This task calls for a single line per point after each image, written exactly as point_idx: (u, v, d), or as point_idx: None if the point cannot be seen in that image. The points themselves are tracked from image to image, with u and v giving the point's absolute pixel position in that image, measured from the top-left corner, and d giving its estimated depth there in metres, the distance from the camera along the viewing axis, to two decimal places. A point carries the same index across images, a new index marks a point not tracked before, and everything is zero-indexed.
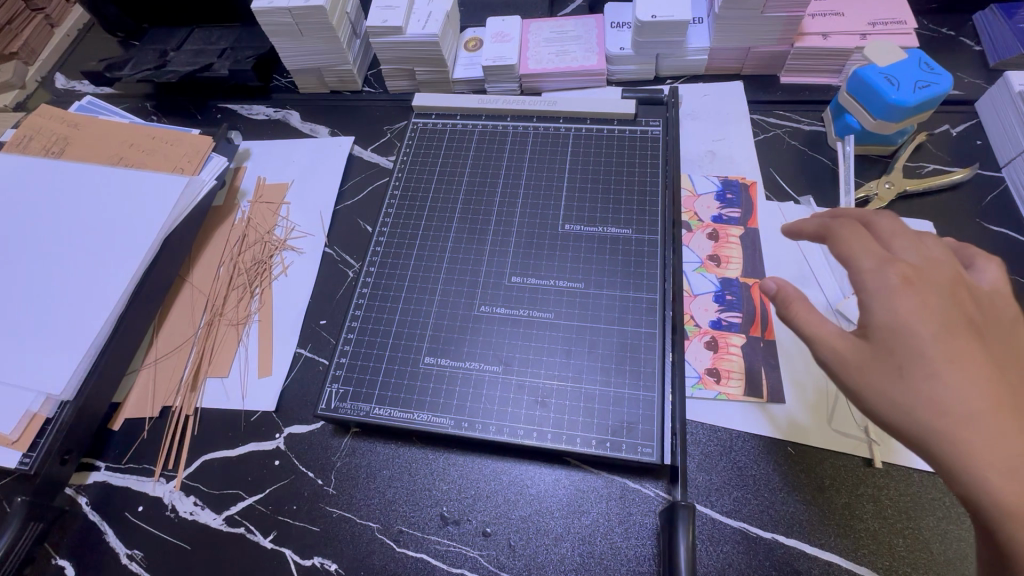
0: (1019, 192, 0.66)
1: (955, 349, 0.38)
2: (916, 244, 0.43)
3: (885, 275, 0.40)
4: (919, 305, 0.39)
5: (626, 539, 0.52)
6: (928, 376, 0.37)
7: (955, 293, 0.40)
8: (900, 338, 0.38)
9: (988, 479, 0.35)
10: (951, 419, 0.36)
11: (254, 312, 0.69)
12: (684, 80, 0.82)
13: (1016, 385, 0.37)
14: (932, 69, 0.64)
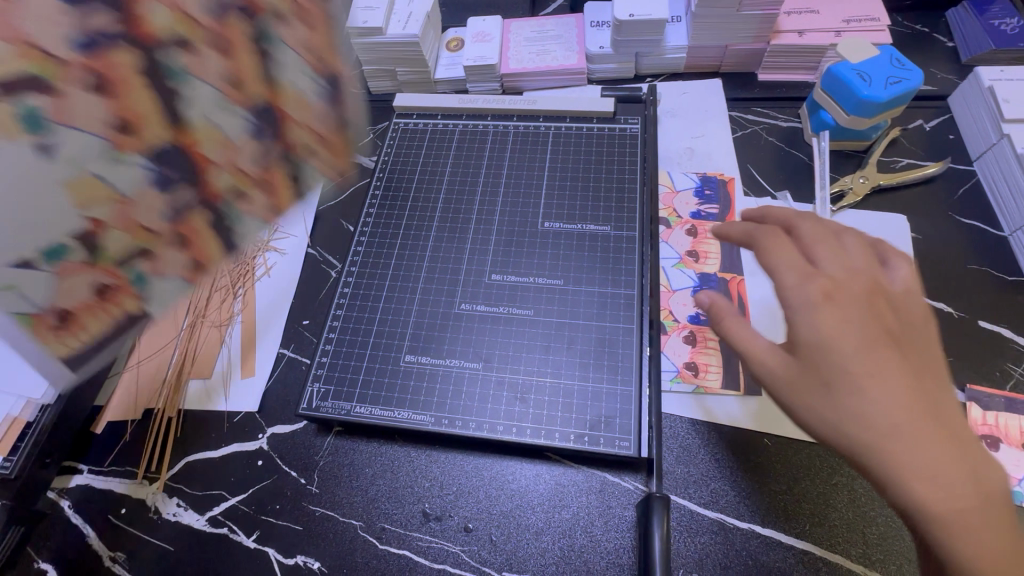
0: (989, 185, 0.67)
1: (875, 360, 0.39)
2: (836, 254, 0.44)
3: (805, 291, 0.41)
4: (839, 320, 0.40)
5: (606, 532, 0.53)
6: (852, 390, 0.38)
7: (872, 303, 0.41)
8: (825, 352, 0.39)
9: (914, 489, 0.36)
10: (874, 432, 0.37)
11: (236, 313, 0.69)
12: (663, 78, 0.83)
13: (935, 393, 0.39)
14: (903, 64, 0.65)
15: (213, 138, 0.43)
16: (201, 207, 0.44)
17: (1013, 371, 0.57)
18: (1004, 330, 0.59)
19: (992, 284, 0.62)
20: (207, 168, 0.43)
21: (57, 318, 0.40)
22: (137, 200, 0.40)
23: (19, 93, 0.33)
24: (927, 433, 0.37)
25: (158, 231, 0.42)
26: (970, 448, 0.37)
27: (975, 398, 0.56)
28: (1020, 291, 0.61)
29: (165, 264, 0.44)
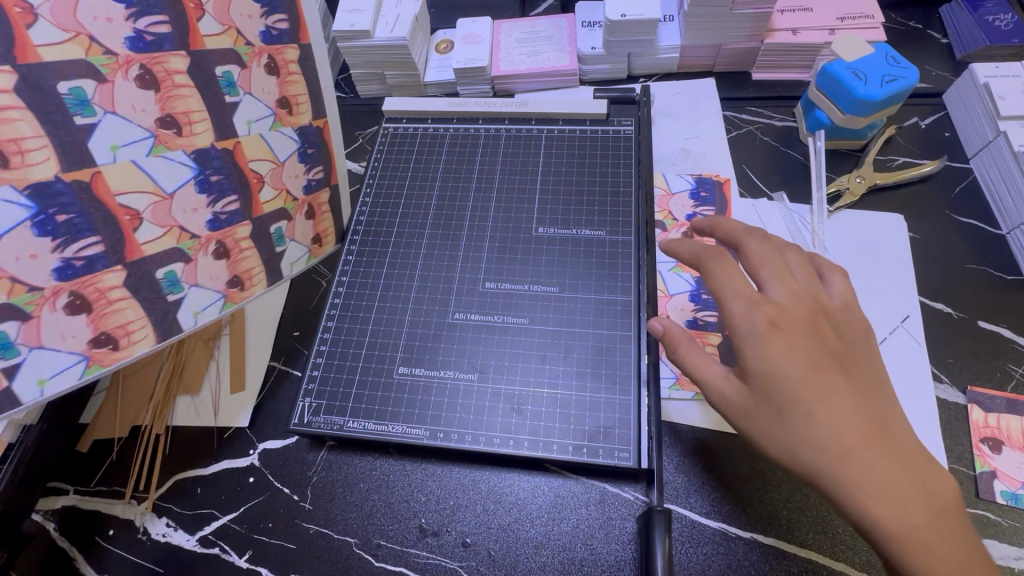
0: (987, 183, 0.66)
1: (820, 386, 0.41)
2: (781, 276, 0.45)
3: (752, 320, 0.42)
4: (786, 348, 0.42)
5: (607, 545, 0.52)
6: (803, 416, 0.40)
7: (816, 327, 0.43)
8: (775, 381, 0.41)
9: (871, 510, 0.38)
10: (825, 456, 0.40)
11: (225, 326, 0.66)
12: (656, 79, 0.82)
13: (878, 409, 0.41)
14: (899, 63, 0.64)
15: (126, 182, 0.46)
16: (102, 264, 0.46)
17: (1014, 372, 0.56)
18: (1004, 330, 0.58)
19: (991, 283, 0.61)
20: (127, 226, 0.47)
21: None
22: (9, 244, 0.41)
23: None
24: (874, 451, 0.39)
25: (39, 289, 0.43)
26: (913, 460, 0.40)
27: (976, 400, 0.55)
28: (1020, 291, 0.61)
29: (42, 329, 0.43)
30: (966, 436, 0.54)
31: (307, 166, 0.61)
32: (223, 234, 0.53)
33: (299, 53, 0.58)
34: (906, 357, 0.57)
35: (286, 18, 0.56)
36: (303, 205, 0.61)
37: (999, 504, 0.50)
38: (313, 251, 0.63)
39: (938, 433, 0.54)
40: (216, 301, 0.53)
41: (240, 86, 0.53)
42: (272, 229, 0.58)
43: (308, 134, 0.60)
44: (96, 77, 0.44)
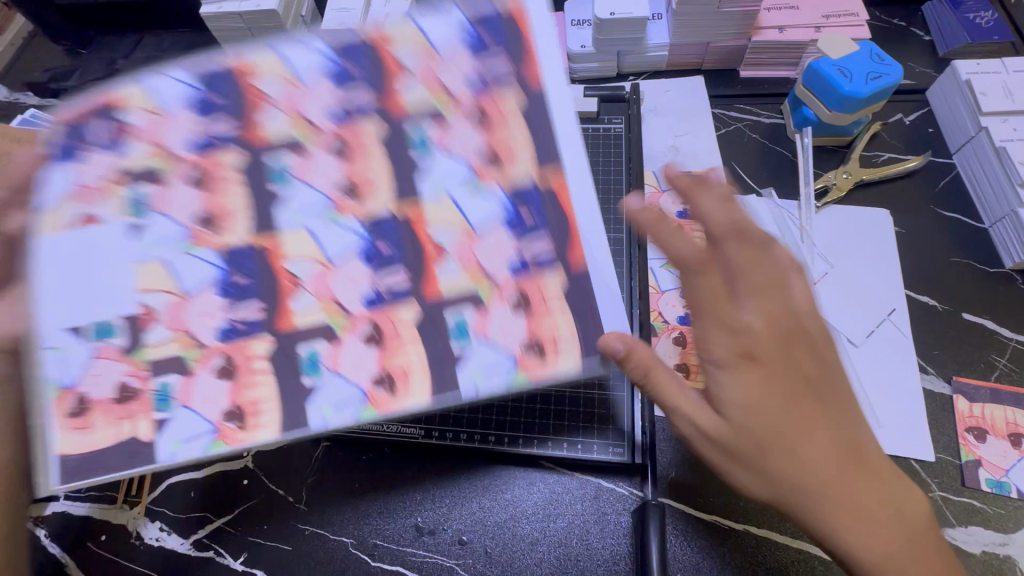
0: (970, 177, 0.68)
1: (799, 419, 0.39)
2: (756, 292, 0.41)
3: (722, 347, 0.41)
4: (760, 383, 0.40)
5: (602, 540, 0.52)
6: (782, 453, 0.39)
7: (791, 352, 0.41)
8: (751, 418, 0.39)
9: (851, 544, 0.39)
10: (806, 493, 0.39)
11: None
12: (646, 76, 0.82)
13: (857, 434, 0.40)
14: (883, 59, 0.65)
15: (300, 248, 0.42)
16: (256, 332, 0.41)
17: (998, 362, 0.58)
18: (987, 321, 0.60)
19: (975, 276, 0.63)
20: (285, 293, 0.42)
21: (81, 407, 0.40)
22: (199, 302, 0.42)
23: (134, 182, 0.43)
24: (854, 483, 0.39)
25: (202, 347, 0.41)
26: (892, 484, 0.40)
27: (961, 390, 0.56)
28: (1001, 283, 0.62)
29: (194, 388, 0.41)
30: (952, 426, 0.55)
31: (522, 240, 0.43)
32: (383, 315, 0.42)
33: (521, 95, 0.45)
34: (892, 350, 0.58)
35: (508, 58, 0.44)
36: (511, 292, 0.43)
37: (984, 492, 0.51)
38: (521, 363, 0.42)
39: (923, 423, 0.55)
40: (355, 398, 0.41)
41: (434, 147, 0.44)
42: (451, 319, 0.42)
43: (527, 192, 0.44)
44: (296, 147, 0.43)
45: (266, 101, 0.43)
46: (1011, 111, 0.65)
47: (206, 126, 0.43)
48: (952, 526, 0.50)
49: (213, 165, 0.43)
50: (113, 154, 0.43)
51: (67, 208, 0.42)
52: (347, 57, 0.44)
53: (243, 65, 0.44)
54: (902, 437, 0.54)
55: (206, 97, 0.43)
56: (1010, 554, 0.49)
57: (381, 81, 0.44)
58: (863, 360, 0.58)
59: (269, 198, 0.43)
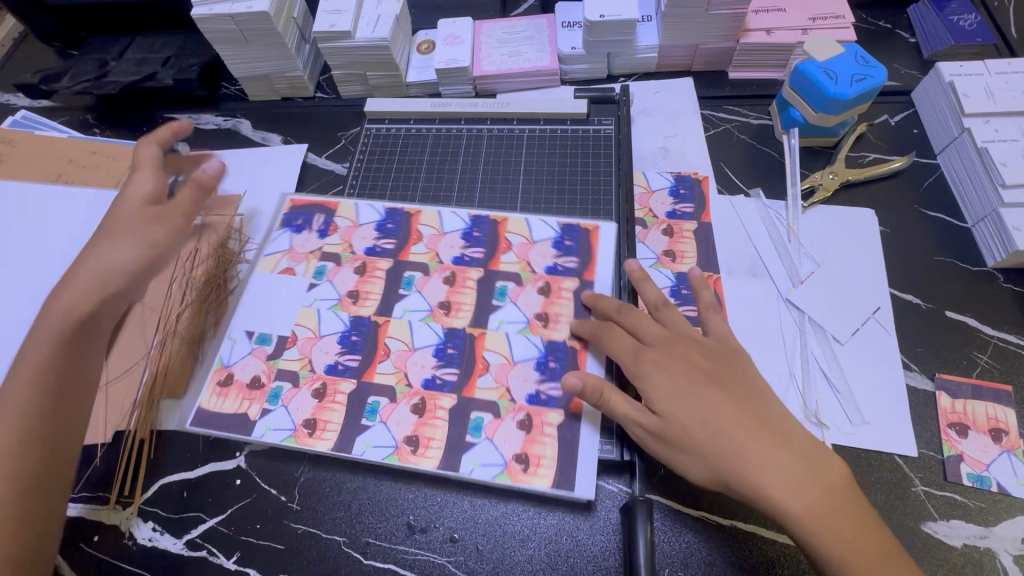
0: (953, 177, 0.69)
1: (705, 403, 0.51)
2: (653, 321, 0.57)
3: (638, 360, 0.55)
4: (670, 381, 0.53)
5: (592, 536, 0.53)
6: (697, 431, 0.50)
7: (688, 356, 0.54)
8: (669, 408, 0.51)
9: (772, 499, 0.47)
10: (726, 461, 0.49)
11: (209, 329, 0.66)
12: (636, 78, 0.83)
13: (758, 411, 0.51)
14: (868, 62, 0.66)
15: (399, 331, 0.60)
16: (348, 375, 0.58)
17: (980, 359, 0.59)
18: (969, 319, 0.61)
19: (957, 274, 0.64)
20: (377, 358, 0.59)
21: (228, 381, 0.60)
22: (326, 344, 0.60)
23: (325, 260, 0.65)
24: (762, 448, 0.49)
25: (313, 372, 0.59)
26: (797, 446, 0.49)
27: (943, 387, 0.57)
28: (983, 281, 0.63)
29: (296, 397, 0.58)
30: (935, 422, 0.56)
31: (545, 380, 0.56)
32: (429, 396, 0.56)
33: (578, 285, 0.61)
34: (876, 347, 0.59)
35: (577, 259, 0.62)
36: (521, 412, 0.55)
37: (965, 486, 0.53)
38: (508, 469, 0.52)
39: (907, 419, 0.56)
40: (388, 447, 0.54)
41: (508, 297, 0.61)
42: (474, 416, 0.55)
43: (557, 350, 0.58)
44: (425, 271, 0.63)
45: (419, 237, 0.66)
46: (992, 112, 0.66)
47: (379, 242, 0.66)
48: (933, 520, 0.51)
49: (373, 268, 0.64)
50: (320, 240, 0.67)
51: (280, 260, 0.66)
52: (477, 227, 0.66)
53: (416, 213, 0.68)
54: (886, 433, 0.55)
55: (386, 226, 0.67)
56: (990, 547, 0.50)
57: (493, 248, 0.64)
58: (848, 358, 0.59)
59: (394, 294, 0.62)
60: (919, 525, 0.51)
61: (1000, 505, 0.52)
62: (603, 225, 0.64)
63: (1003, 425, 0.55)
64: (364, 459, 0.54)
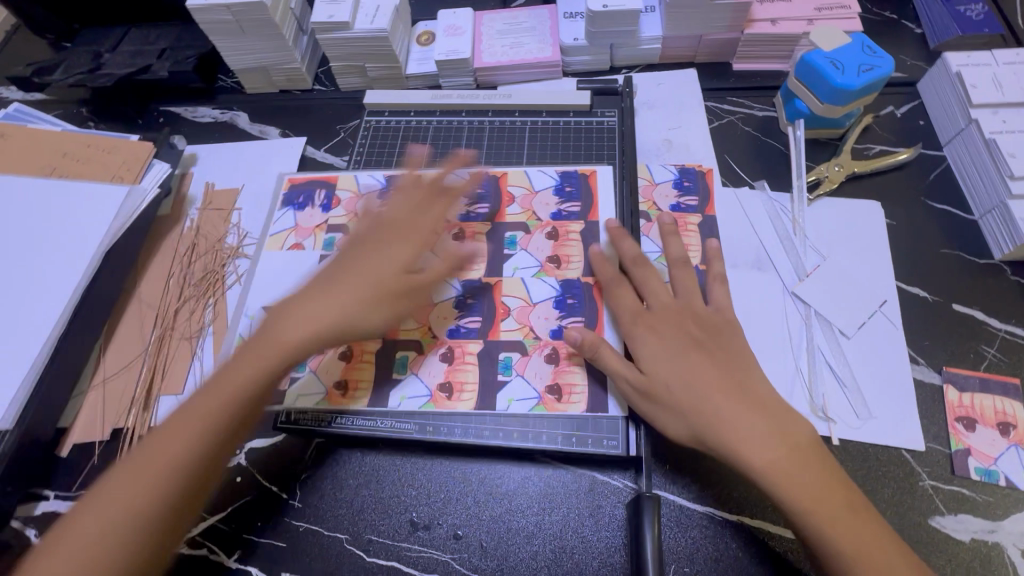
0: (959, 169, 0.68)
1: (688, 364, 0.53)
2: (655, 289, 0.58)
3: (631, 320, 0.57)
4: (657, 342, 0.55)
5: (597, 532, 0.52)
6: (676, 389, 0.52)
7: (681, 321, 0.56)
8: (655, 366, 0.53)
9: (741, 453, 0.48)
10: (701, 415, 0.50)
11: (208, 325, 0.67)
12: (639, 69, 0.82)
13: (738, 374, 0.52)
14: (875, 52, 0.65)
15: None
16: None
17: (987, 352, 0.58)
18: (976, 312, 0.60)
19: (964, 266, 0.63)
20: None
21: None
22: None
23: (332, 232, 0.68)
24: (737, 407, 0.50)
25: None
26: (771, 409, 0.50)
27: (951, 380, 0.57)
28: (990, 274, 0.62)
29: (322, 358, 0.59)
30: (942, 415, 0.55)
31: (564, 314, 0.59)
32: (457, 343, 0.59)
33: (586, 227, 0.64)
34: (883, 341, 0.59)
35: (580, 203, 0.65)
36: (547, 347, 0.58)
37: (973, 480, 0.52)
38: (544, 401, 0.55)
39: (914, 413, 0.55)
40: (423, 395, 0.56)
41: (520, 244, 0.64)
42: (502, 357, 0.58)
43: (574, 287, 0.60)
44: None
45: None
46: (1001, 103, 0.65)
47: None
48: (941, 514, 0.51)
49: None
50: (325, 214, 0.69)
51: (287, 237, 0.68)
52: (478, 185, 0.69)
53: (416, 176, 0.70)
54: (893, 427, 0.55)
55: (388, 192, 0.69)
56: (999, 541, 0.50)
57: (496, 198, 0.67)
58: (854, 352, 0.59)
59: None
60: (927, 519, 0.51)
61: (1008, 499, 0.51)
62: (600, 168, 0.68)
63: (1011, 419, 0.54)
64: (400, 409, 0.56)
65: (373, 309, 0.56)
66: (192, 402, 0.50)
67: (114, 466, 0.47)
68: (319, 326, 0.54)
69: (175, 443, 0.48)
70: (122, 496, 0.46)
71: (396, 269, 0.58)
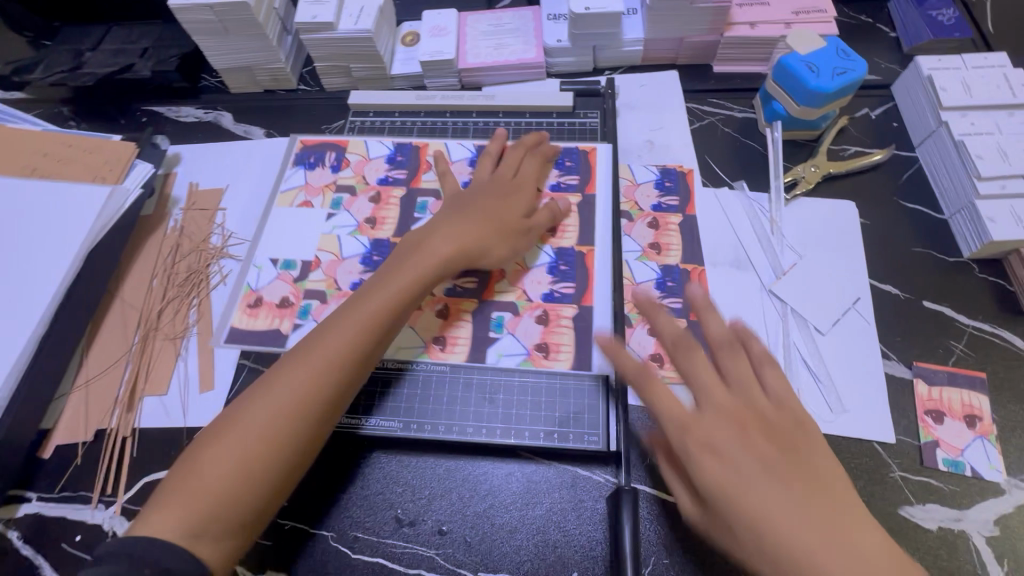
0: (931, 170, 0.70)
1: (764, 493, 0.43)
2: (706, 387, 0.48)
3: (683, 435, 0.46)
4: (721, 465, 0.44)
5: (579, 526, 0.53)
6: (753, 526, 0.42)
7: (742, 429, 0.46)
8: (722, 496, 0.44)
9: None
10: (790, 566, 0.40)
11: (192, 325, 0.67)
12: (621, 71, 0.83)
13: (825, 503, 0.42)
14: (849, 55, 0.67)
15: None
16: None
17: (955, 347, 0.60)
18: (945, 308, 0.62)
19: (934, 264, 0.65)
20: None
21: (258, 303, 0.64)
22: (348, 266, 0.65)
23: (339, 194, 0.70)
24: (834, 554, 0.40)
25: (340, 292, 0.64)
26: (878, 552, 0.40)
27: (921, 374, 0.58)
28: (960, 271, 0.64)
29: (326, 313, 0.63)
30: (912, 408, 0.57)
31: (557, 279, 0.62)
32: (454, 299, 0.61)
33: (582, 199, 0.67)
34: (857, 337, 0.61)
35: (578, 177, 0.68)
36: (538, 309, 0.60)
37: (941, 471, 0.54)
38: (531, 356, 0.58)
39: (885, 406, 0.57)
40: (418, 346, 0.59)
41: None
42: (495, 315, 0.60)
43: (568, 254, 0.63)
44: (435, 195, 0.69)
45: (428, 166, 0.71)
46: (969, 106, 0.67)
47: (391, 173, 0.71)
48: (910, 504, 0.53)
49: (386, 196, 0.69)
50: (334, 174, 0.71)
51: (297, 194, 0.70)
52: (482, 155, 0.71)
53: (424, 146, 0.73)
54: (864, 419, 0.57)
55: (396, 158, 0.72)
56: (964, 529, 0.51)
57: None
58: (828, 348, 0.60)
59: (410, 217, 0.68)
60: (896, 509, 0.53)
61: (974, 489, 0.53)
62: (600, 146, 0.70)
63: (977, 411, 0.56)
64: (397, 360, 0.59)
65: (495, 240, 0.60)
66: (332, 327, 0.52)
67: (273, 381, 0.49)
68: (459, 250, 0.58)
69: (333, 341, 0.51)
70: (290, 398, 0.48)
71: (512, 208, 0.62)
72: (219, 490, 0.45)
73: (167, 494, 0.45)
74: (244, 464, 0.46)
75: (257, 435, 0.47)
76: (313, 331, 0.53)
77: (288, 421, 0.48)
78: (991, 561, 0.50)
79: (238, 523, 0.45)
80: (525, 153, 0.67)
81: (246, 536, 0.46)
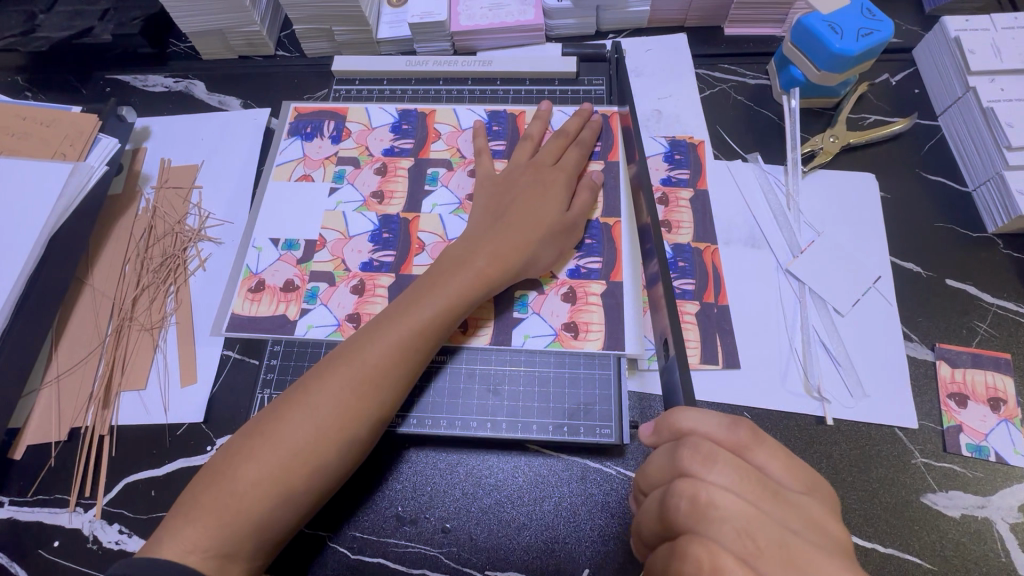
0: (955, 140, 0.66)
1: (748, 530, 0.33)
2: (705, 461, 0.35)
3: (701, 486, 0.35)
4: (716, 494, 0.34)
5: (591, 521, 0.51)
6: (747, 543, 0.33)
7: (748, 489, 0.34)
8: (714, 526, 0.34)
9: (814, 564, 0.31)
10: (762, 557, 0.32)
11: (171, 313, 0.62)
12: (627, 34, 0.77)
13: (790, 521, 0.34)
14: (875, 15, 0.61)
15: (431, 225, 0.61)
16: (385, 270, 0.59)
17: (979, 327, 0.57)
18: (968, 287, 0.59)
19: (957, 240, 0.62)
20: (414, 252, 0.60)
21: (260, 287, 0.59)
22: (358, 244, 0.61)
23: (343, 165, 0.65)
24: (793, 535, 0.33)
25: (348, 270, 0.59)
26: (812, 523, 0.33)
27: (944, 357, 0.56)
28: (982, 248, 0.61)
29: (335, 293, 0.58)
30: (934, 393, 0.55)
31: (582, 254, 0.58)
32: None
33: (606, 167, 0.63)
34: (878, 317, 0.58)
35: (602, 144, 0.64)
36: (565, 286, 0.56)
37: (964, 456, 0.52)
38: (559, 337, 0.55)
39: (907, 390, 0.55)
40: None
41: None
42: (519, 295, 0.57)
43: (590, 227, 0.59)
44: (449, 166, 0.64)
45: (437, 136, 0.66)
46: (999, 70, 0.63)
47: (397, 142, 0.66)
48: (933, 491, 0.51)
49: (393, 166, 0.64)
50: (335, 145, 0.66)
51: (295, 167, 0.65)
52: (495, 122, 0.67)
53: (430, 112, 0.68)
54: (886, 404, 0.54)
55: (401, 127, 0.67)
56: (988, 516, 0.50)
57: (515, 139, 0.65)
58: (849, 331, 0.57)
59: (420, 190, 0.63)
60: (919, 497, 0.51)
61: (998, 474, 0.51)
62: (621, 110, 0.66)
63: (1002, 394, 0.54)
64: (307, 339, 0.57)
65: (540, 248, 0.54)
66: (377, 345, 0.48)
67: (310, 405, 0.45)
68: (506, 262, 0.53)
69: (376, 353, 0.47)
70: (333, 417, 0.45)
71: (558, 210, 0.56)
72: (249, 512, 0.42)
73: (193, 506, 0.43)
74: (281, 485, 0.43)
75: (296, 457, 0.44)
76: (351, 338, 0.50)
77: (329, 446, 0.44)
78: (1015, 548, 0.49)
79: (265, 543, 0.43)
80: (568, 143, 0.62)
81: (268, 557, 0.44)
